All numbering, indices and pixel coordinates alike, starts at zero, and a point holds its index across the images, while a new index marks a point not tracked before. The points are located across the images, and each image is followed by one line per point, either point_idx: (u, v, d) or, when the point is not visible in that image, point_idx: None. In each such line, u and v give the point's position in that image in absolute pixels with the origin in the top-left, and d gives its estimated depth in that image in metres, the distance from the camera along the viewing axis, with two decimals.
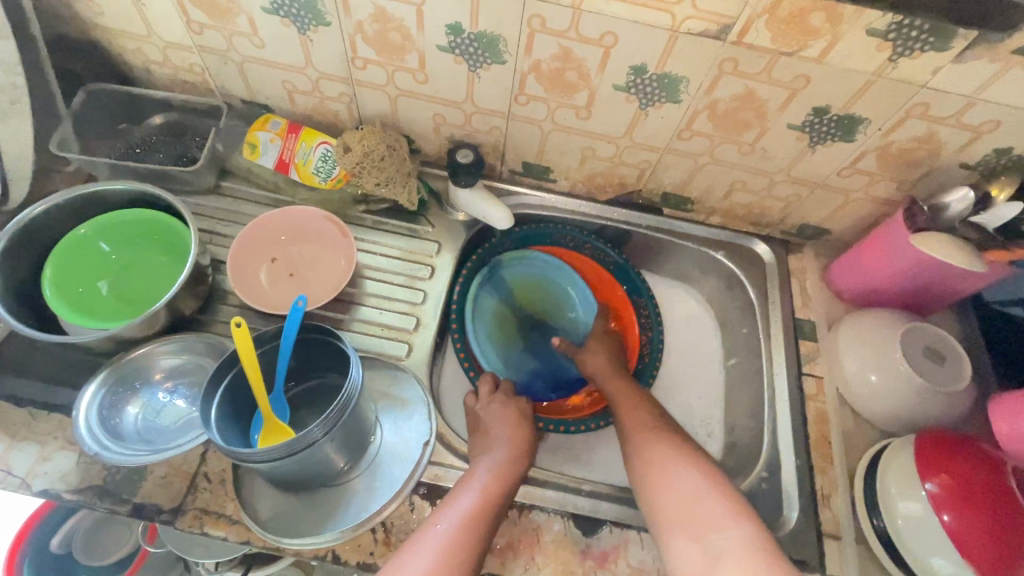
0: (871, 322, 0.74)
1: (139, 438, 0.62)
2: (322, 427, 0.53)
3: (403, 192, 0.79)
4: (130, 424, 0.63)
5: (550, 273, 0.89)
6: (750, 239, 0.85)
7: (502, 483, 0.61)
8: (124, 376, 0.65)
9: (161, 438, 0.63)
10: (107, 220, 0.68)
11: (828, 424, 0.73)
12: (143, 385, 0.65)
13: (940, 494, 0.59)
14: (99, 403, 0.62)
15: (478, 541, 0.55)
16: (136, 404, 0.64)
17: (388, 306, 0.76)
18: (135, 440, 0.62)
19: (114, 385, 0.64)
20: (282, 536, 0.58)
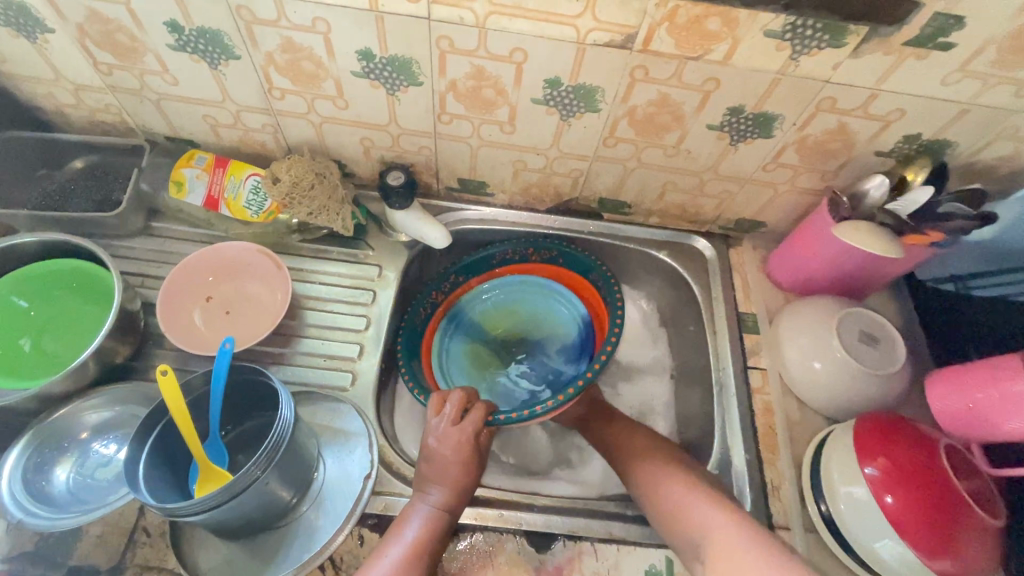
0: (808, 310, 0.75)
1: (71, 499, 0.60)
2: (257, 467, 0.53)
3: (337, 219, 0.78)
4: (60, 486, 0.61)
5: (512, 297, 0.87)
6: (689, 237, 0.87)
7: (438, 523, 0.59)
8: (52, 436, 0.63)
9: (94, 496, 0.61)
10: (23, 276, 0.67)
11: (775, 415, 0.74)
12: (72, 444, 0.63)
13: (878, 477, 0.61)
14: (23, 468, 0.60)
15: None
16: (66, 464, 0.62)
17: (330, 335, 0.75)
18: (66, 501, 0.60)
19: (39, 447, 0.61)
20: None
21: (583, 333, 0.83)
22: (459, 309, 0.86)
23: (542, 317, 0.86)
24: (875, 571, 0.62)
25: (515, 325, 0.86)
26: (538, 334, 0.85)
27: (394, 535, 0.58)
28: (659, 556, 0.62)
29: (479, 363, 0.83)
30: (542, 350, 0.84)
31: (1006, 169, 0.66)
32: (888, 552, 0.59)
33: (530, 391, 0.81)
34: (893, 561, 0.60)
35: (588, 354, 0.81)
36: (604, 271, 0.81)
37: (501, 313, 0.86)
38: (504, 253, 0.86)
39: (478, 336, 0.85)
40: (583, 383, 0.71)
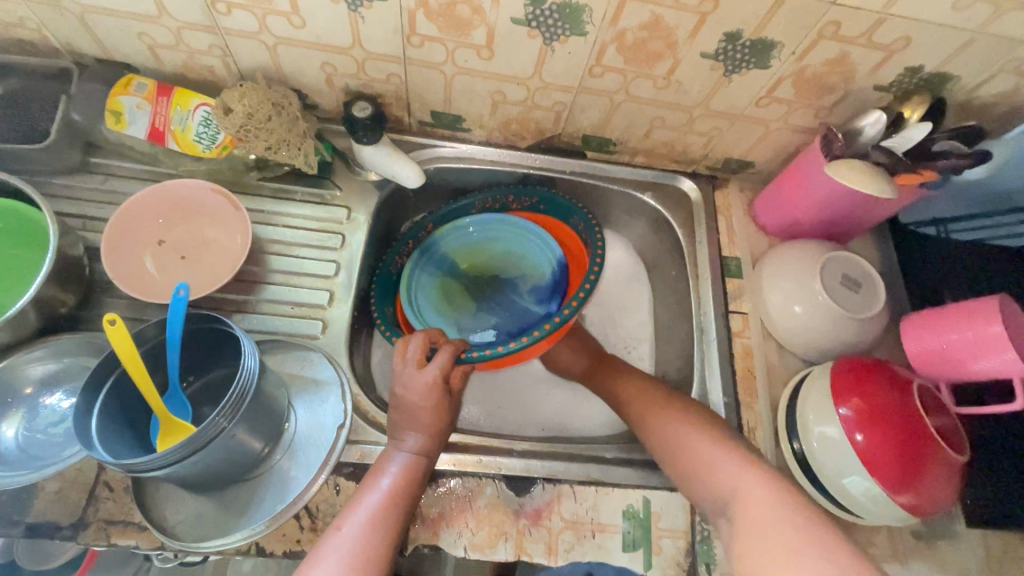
0: (793, 255, 0.74)
1: (20, 455, 0.56)
2: (222, 418, 0.50)
3: (300, 155, 0.71)
4: (9, 443, 0.57)
5: (487, 235, 0.84)
6: (675, 177, 0.83)
7: (413, 474, 0.57)
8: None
9: (47, 450, 0.57)
10: None
11: (753, 358, 0.73)
12: (16, 399, 0.59)
13: (851, 418, 0.62)
14: None
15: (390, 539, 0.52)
16: (14, 420, 0.58)
17: (297, 281, 0.71)
18: (16, 458, 0.56)
19: None
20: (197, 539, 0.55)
21: (559, 272, 0.80)
22: (433, 240, 0.82)
23: (517, 257, 0.83)
24: (841, 505, 0.64)
25: (489, 261, 0.83)
26: (511, 272, 0.82)
27: (368, 488, 0.56)
28: (636, 497, 0.63)
29: (449, 299, 0.80)
30: (513, 288, 0.81)
31: (1003, 107, 0.64)
32: (856, 488, 0.61)
33: (497, 329, 0.78)
34: (862, 497, 0.62)
35: (559, 295, 0.78)
36: (585, 216, 0.79)
37: (474, 251, 0.83)
38: (481, 202, 0.84)
39: (450, 271, 0.82)
40: (559, 320, 0.70)
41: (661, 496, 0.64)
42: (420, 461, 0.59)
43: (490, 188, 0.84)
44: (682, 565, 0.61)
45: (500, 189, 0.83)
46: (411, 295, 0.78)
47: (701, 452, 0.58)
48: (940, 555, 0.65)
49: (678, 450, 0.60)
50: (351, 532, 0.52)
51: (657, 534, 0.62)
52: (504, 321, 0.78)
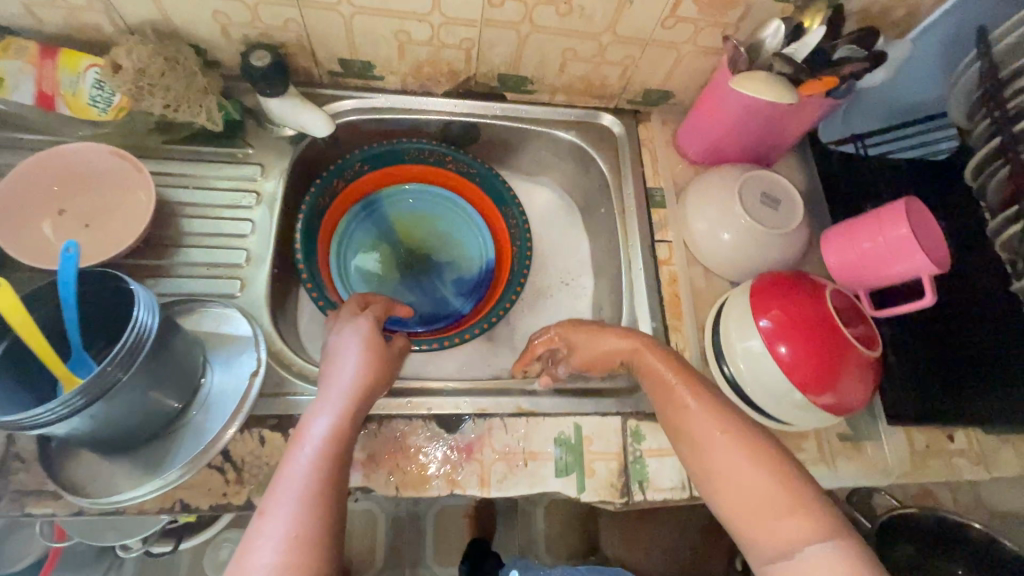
0: (713, 179, 0.74)
1: None
2: (117, 368, 0.48)
3: (201, 112, 0.69)
4: None
5: (429, 206, 0.85)
6: (597, 114, 0.83)
7: (345, 425, 0.56)
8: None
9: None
10: None
11: (681, 284, 0.74)
12: None
13: (771, 328, 0.63)
14: None
15: (334, 494, 0.50)
16: None
17: (212, 242, 0.69)
18: None
19: None
20: (113, 497, 0.54)
21: (484, 273, 0.83)
22: (376, 198, 0.83)
23: (453, 242, 0.85)
24: (768, 415, 0.66)
25: (424, 237, 0.84)
26: (441, 256, 0.84)
27: (299, 442, 0.53)
28: (568, 424, 0.64)
29: (376, 261, 0.82)
30: (438, 274, 0.83)
31: (899, 10, 0.65)
32: (779, 394, 0.63)
33: (414, 308, 0.80)
34: (787, 403, 0.63)
35: (475, 299, 0.82)
36: (520, 211, 0.81)
37: (412, 220, 0.85)
38: (417, 151, 0.81)
39: (384, 234, 0.83)
40: (491, 324, 0.75)
41: (592, 422, 0.65)
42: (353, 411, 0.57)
43: (434, 143, 0.82)
44: (614, 485, 0.62)
45: (438, 146, 0.81)
46: (339, 247, 0.80)
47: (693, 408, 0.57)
48: (864, 453, 0.67)
49: (683, 428, 0.57)
50: (294, 494, 0.49)
51: (590, 457, 0.63)
52: (422, 304, 0.81)
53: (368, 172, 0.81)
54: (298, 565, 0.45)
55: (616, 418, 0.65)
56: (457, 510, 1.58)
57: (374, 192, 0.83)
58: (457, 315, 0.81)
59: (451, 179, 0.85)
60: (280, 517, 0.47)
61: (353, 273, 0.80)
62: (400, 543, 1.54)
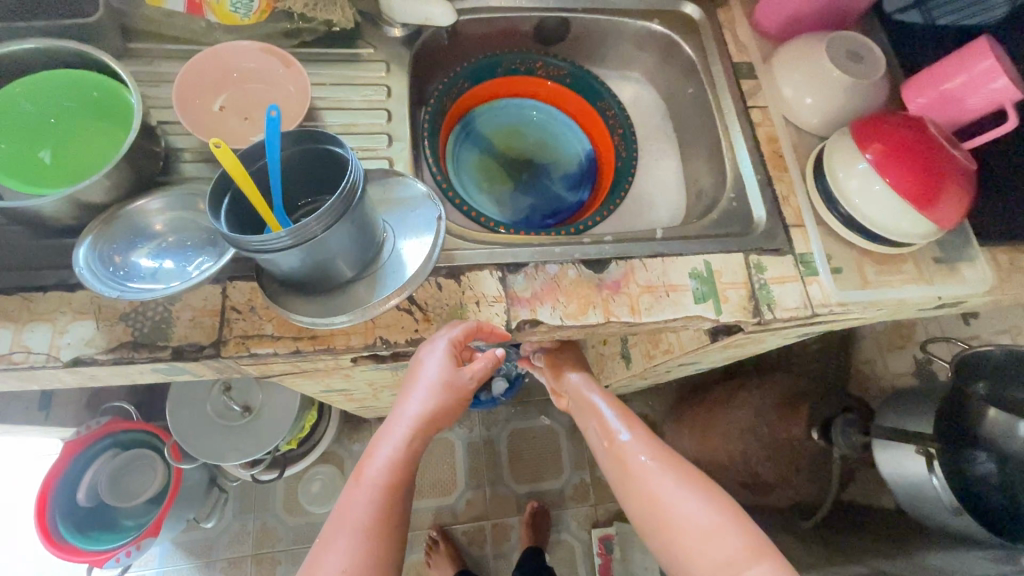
0: (799, 44, 0.81)
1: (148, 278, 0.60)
2: (325, 218, 0.53)
3: (336, 11, 0.75)
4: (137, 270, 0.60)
5: (522, 119, 0.95)
6: (679, 1, 0.89)
7: (404, 465, 0.60)
8: (121, 230, 0.62)
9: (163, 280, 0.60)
10: (38, 85, 0.61)
11: (777, 142, 0.81)
12: (141, 237, 0.62)
13: (878, 159, 0.70)
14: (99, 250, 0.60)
15: (388, 531, 0.56)
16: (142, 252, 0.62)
17: (356, 130, 0.75)
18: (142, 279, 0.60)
19: (109, 236, 0.61)
20: (327, 319, 0.61)
21: (588, 166, 0.95)
22: (472, 118, 0.93)
23: (550, 145, 0.95)
24: (871, 239, 0.74)
25: (523, 146, 0.94)
26: (544, 159, 0.94)
27: (361, 473, 0.59)
28: (699, 262, 0.71)
29: (487, 173, 0.91)
30: (545, 174, 0.93)
31: None
32: (884, 216, 0.70)
33: (533, 207, 0.90)
34: (891, 223, 0.71)
35: (587, 187, 0.94)
36: (617, 100, 0.92)
37: (508, 134, 0.94)
38: (511, 62, 0.91)
39: (486, 149, 0.93)
40: (609, 212, 0.85)
41: (719, 258, 0.72)
42: (413, 446, 0.62)
43: (521, 50, 0.91)
44: (747, 307, 0.70)
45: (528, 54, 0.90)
46: (455, 163, 0.89)
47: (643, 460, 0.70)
48: (959, 271, 0.75)
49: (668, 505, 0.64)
50: (348, 542, 0.54)
51: (722, 287, 0.70)
52: (540, 201, 0.91)
53: (465, 83, 0.90)
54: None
55: (739, 254, 0.73)
56: (530, 430, 1.67)
57: (470, 112, 0.92)
58: (576, 206, 0.91)
59: (541, 87, 0.94)
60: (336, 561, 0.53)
61: (471, 186, 0.89)
62: (480, 464, 1.63)
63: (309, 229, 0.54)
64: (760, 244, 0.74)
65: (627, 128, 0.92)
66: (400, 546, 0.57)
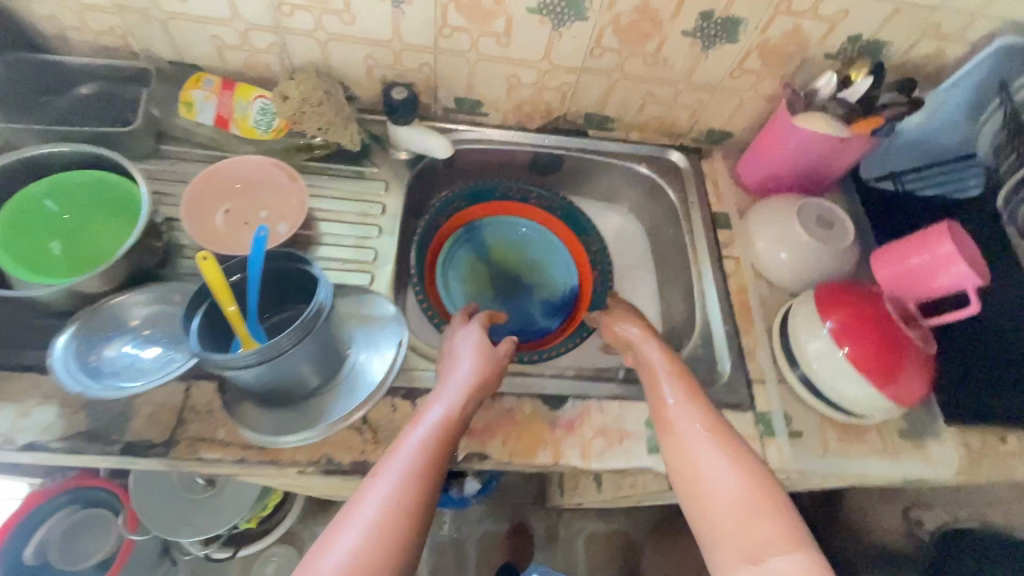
0: (772, 204, 0.86)
1: (115, 374, 0.64)
2: (294, 336, 0.57)
3: (345, 135, 0.83)
4: (106, 364, 0.65)
5: (525, 237, 0.98)
6: (667, 150, 0.96)
7: (455, 418, 0.59)
8: (102, 323, 0.66)
9: (127, 376, 0.65)
10: (60, 183, 0.68)
11: (748, 294, 0.84)
12: (117, 331, 0.67)
13: (837, 329, 0.72)
14: (75, 343, 0.64)
15: (434, 470, 0.53)
16: (113, 347, 0.66)
17: (346, 243, 0.81)
18: (109, 374, 0.64)
19: (88, 329, 0.65)
20: (278, 436, 0.63)
21: (569, 296, 0.95)
22: (478, 226, 0.96)
23: (541, 269, 0.97)
24: (835, 408, 0.74)
25: (517, 261, 0.97)
26: (530, 280, 0.96)
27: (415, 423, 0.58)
28: None
29: (473, 277, 0.94)
30: (527, 295, 0.95)
31: (931, 67, 0.78)
32: (845, 387, 0.71)
33: (505, 320, 0.92)
34: (850, 393, 0.71)
35: (562, 314, 0.93)
36: (601, 240, 0.95)
37: (508, 246, 0.97)
38: (506, 189, 0.96)
39: (481, 254, 0.96)
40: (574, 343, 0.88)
41: None
42: (461, 408, 0.60)
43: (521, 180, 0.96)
44: None
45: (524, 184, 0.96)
46: (443, 261, 0.92)
47: (716, 482, 0.54)
48: (925, 449, 0.74)
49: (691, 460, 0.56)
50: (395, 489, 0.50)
51: None
52: (513, 318, 0.92)
53: (463, 204, 0.95)
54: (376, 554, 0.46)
55: None
56: (501, 534, 1.60)
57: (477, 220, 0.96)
58: (546, 331, 0.91)
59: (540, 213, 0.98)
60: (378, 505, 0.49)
61: (453, 285, 0.92)
62: (446, 564, 1.55)
63: (280, 344, 0.57)
64: (721, 397, 0.74)
65: (605, 264, 0.95)
66: (433, 500, 0.52)
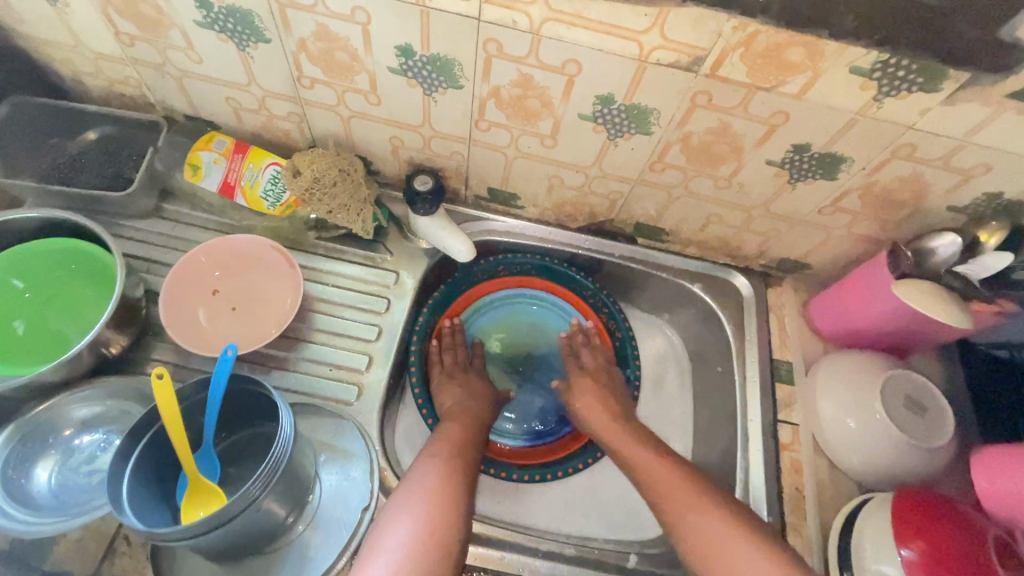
0: (849, 365, 0.70)
1: (51, 503, 0.55)
2: (251, 495, 0.49)
3: (358, 221, 0.74)
4: (40, 488, 0.56)
5: (508, 306, 0.84)
6: (727, 271, 0.81)
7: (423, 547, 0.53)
8: (37, 433, 0.58)
9: (65, 504, 0.56)
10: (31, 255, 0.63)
11: (803, 475, 0.69)
12: (55, 441, 0.59)
13: (916, 561, 0.55)
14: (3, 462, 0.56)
15: None
16: (49, 463, 0.58)
17: (339, 343, 0.71)
18: (46, 504, 0.55)
19: (21, 442, 0.57)
20: None
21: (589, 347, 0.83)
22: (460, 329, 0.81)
23: (545, 328, 0.84)
24: None
25: (517, 336, 0.83)
26: (541, 346, 0.83)
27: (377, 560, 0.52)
28: None
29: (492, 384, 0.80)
30: (547, 367, 0.82)
31: None
32: None
33: (545, 413, 0.79)
34: None
35: None
36: (627, 326, 0.82)
37: (501, 328, 0.83)
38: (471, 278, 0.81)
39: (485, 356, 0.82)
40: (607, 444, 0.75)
41: None
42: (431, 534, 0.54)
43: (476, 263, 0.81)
44: None
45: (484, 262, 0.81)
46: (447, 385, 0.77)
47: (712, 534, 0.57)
48: None
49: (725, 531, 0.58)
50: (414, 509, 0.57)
51: None
52: (550, 401, 0.80)
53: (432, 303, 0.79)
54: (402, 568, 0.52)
55: None
56: None
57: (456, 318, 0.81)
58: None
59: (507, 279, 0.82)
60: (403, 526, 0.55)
61: None
62: None
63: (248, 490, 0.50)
64: None
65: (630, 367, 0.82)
66: None
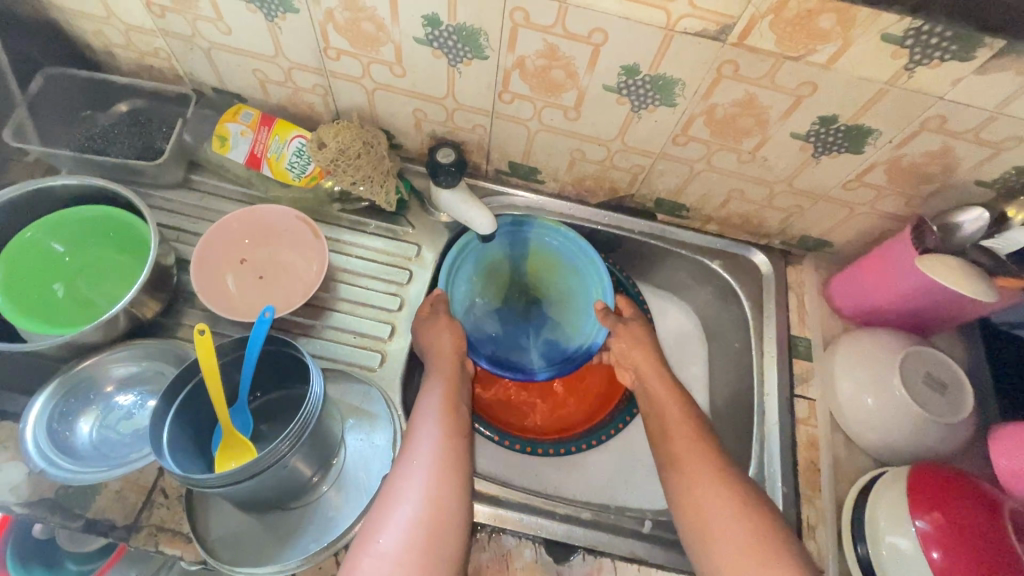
0: (870, 344, 0.69)
1: (95, 454, 0.59)
2: (280, 452, 0.51)
3: (381, 192, 0.75)
4: (85, 440, 0.59)
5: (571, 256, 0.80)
6: (747, 248, 0.81)
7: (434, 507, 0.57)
8: (79, 388, 0.61)
9: (108, 455, 0.59)
10: (63, 220, 0.65)
11: (818, 449, 0.70)
12: (97, 397, 0.62)
13: (929, 532, 0.56)
14: (48, 416, 0.58)
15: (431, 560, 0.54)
16: (91, 417, 0.60)
17: (362, 313, 0.73)
18: (89, 454, 0.59)
19: (66, 396, 0.60)
20: (237, 565, 0.57)
21: (582, 351, 0.77)
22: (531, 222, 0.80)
23: (574, 299, 0.81)
24: None
25: (551, 283, 0.82)
26: (554, 310, 0.81)
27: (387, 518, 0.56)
28: None
29: (490, 281, 0.81)
30: (540, 327, 0.80)
31: None
32: None
33: (486, 339, 0.78)
34: None
35: (564, 370, 0.76)
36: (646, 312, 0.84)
37: (549, 263, 0.81)
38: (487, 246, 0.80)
39: (519, 254, 0.81)
40: (615, 430, 0.77)
41: None
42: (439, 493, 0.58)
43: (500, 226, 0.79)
44: None
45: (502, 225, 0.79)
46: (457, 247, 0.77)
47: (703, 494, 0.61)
48: None
49: (740, 500, 0.59)
50: (424, 483, 0.58)
51: None
52: (501, 348, 0.78)
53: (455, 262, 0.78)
54: (420, 544, 0.54)
55: None
56: None
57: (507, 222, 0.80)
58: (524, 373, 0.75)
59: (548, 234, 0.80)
60: (411, 497, 0.57)
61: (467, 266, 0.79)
62: None
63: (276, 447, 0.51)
64: None
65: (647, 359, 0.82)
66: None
